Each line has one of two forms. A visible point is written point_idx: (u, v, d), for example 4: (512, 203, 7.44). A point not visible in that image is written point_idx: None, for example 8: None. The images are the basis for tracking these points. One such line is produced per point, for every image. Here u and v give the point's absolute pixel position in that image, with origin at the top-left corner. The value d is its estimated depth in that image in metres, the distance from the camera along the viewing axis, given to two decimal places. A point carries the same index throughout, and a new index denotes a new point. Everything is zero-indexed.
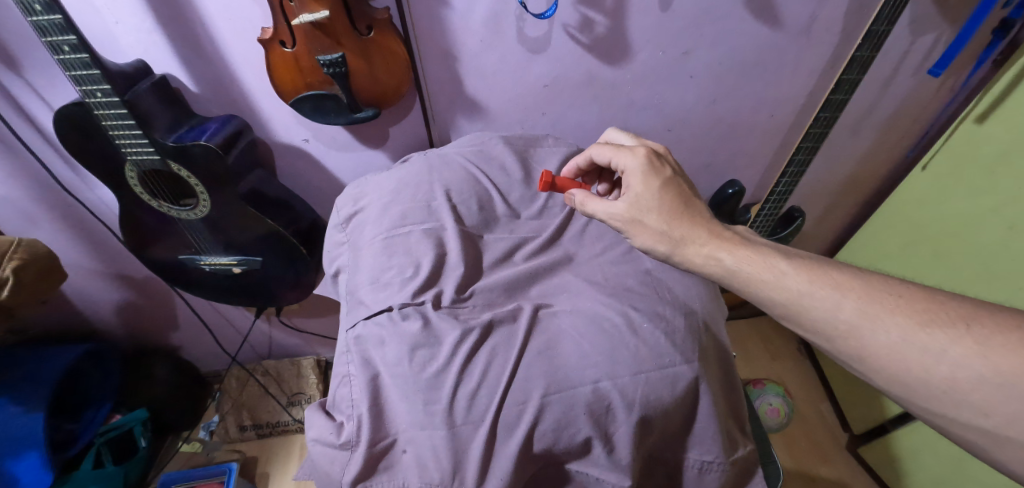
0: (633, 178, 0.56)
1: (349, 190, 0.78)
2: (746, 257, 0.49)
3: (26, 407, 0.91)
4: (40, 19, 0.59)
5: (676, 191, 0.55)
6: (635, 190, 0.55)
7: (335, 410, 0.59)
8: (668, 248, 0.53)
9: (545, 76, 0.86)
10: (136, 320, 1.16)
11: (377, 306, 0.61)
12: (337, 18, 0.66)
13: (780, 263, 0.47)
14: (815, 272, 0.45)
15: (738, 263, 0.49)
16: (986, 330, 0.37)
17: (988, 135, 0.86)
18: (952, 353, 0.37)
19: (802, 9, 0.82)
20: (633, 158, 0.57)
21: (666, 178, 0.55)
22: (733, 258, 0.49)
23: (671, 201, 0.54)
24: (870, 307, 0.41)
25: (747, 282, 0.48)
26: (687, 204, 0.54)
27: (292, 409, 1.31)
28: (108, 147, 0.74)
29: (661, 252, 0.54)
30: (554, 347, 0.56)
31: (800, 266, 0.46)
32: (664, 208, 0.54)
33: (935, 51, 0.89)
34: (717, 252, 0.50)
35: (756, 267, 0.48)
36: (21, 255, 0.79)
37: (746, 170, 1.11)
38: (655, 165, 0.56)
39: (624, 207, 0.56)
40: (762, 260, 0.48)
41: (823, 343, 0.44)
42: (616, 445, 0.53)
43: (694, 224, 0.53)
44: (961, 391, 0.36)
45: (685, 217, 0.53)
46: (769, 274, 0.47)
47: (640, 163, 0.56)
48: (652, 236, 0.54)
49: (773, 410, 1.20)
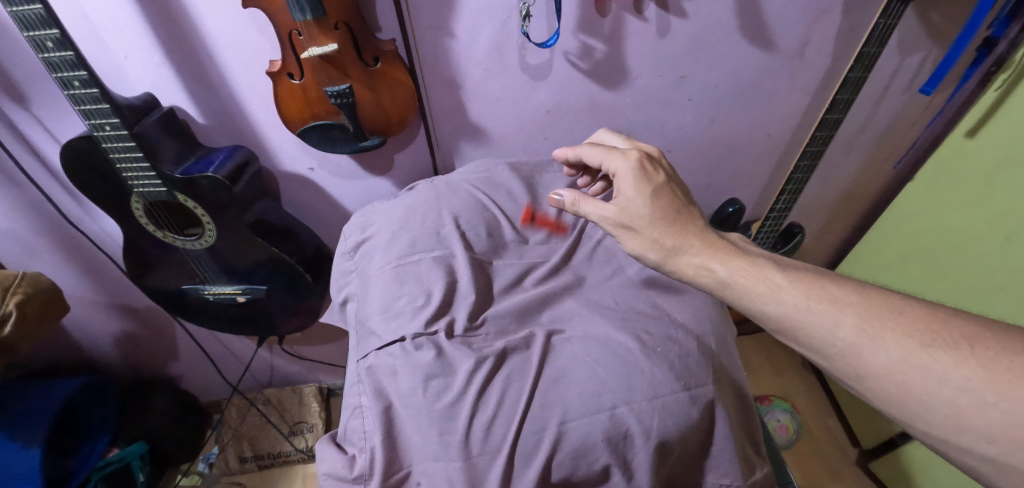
0: (624, 183, 0.57)
1: (355, 218, 0.78)
2: (739, 269, 0.49)
3: (23, 443, 0.88)
4: (51, 56, 0.60)
5: (669, 198, 0.55)
6: (626, 195, 0.56)
7: (347, 443, 0.58)
8: (659, 256, 0.54)
9: (547, 101, 0.88)
10: (136, 351, 1.15)
11: (388, 337, 0.61)
12: (345, 51, 0.67)
13: (775, 275, 0.47)
14: (811, 285, 0.45)
15: (731, 275, 0.49)
16: (991, 353, 0.36)
17: (979, 149, 0.87)
18: (955, 377, 0.37)
19: (794, 33, 0.85)
20: (624, 162, 0.58)
21: (655, 183, 0.56)
22: (726, 270, 0.50)
23: (663, 209, 0.54)
24: (869, 325, 0.41)
25: (742, 295, 0.48)
26: (679, 212, 0.55)
27: (295, 438, 1.29)
28: (115, 180, 0.74)
29: (652, 260, 0.55)
30: (568, 374, 0.56)
31: (796, 279, 0.46)
32: (656, 214, 0.54)
33: (923, 70, 0.92)
34: (709, 262, 0.51)
35: (749, 279, 0.48)
36: (24, 290, 0.78)
37: (746, 189, 1.12)
38: (645, 170, 0.57)
39: (615, 211, 0.57)
40: (756, 272, 0.48)
41: (820, 360, 0.44)
42: (636, 473, 0.52)
43: (686, 232, 0.53)
44: (966, 416, 0.36)
45: (678, 225, 0.54)
46: (763, 286, 0.47)
47: (632, 168, 0.57)
48: (643, 242, 0.55)
49: (781, 427, 1.23)
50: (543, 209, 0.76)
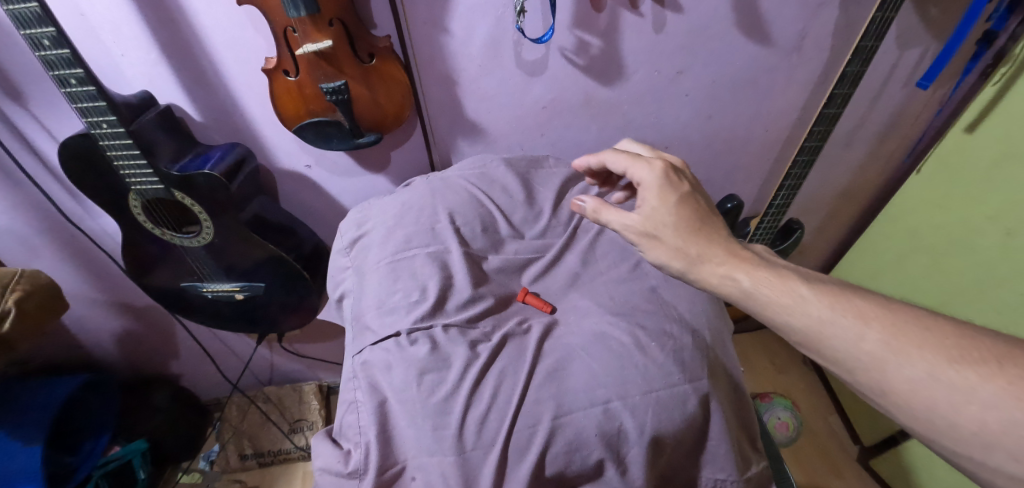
0: (649, 192, 0.56)
1: (352, 215, 0.79)
2: (764, 279, 0.48)
3: (25, 441, 0.89)
4: (48, 54, 0.60)
5: (694, 208, 0.55)
6: (651, 203, 0.55)
7: (342, 438, 0.58)
8: (683, 265, 0.53)
9: (543, 97, 0.87)
10: (136, 348, 1.15)
11: (383, 332, 0.61)
12: (340, 47, 0.67)
13: (799, 287, 0.47)
14: (835, 297, 0.45)
15: (754, 285, 0.48)
16: (1019, 370, 0.36)
17: (979, 143, 0.87)
18: (982, 394, 0.36)
19: (791, 27, 0.85)
20: (648, 172, 0.58)
21: (680, 192, 0.56)
22: (750, 280, 0.49)
23: (688, 219, 0.54)
24: (895, 339, 0.40)
25: (765, 306, 0.47)
26: (704, 222, 0.54)
27: (295, 436, 1.29)
28: (113, 177, 0.74)
29: (676, 268, 0.54)
30: (563, 368, 0.56)
31: (820, 291, 0.45)
32: (680, 224, 0.54)
33: (922, 64, 0.91)
34: (734, 272, 0.50)
35: (774, 290, 0.47)
36: (23, 287, 0.79)
37: (744, 185, 1.12)
38: (670, 181, 0.56)
39: (639, 219, 0.56)
40: (780, 282, 0.48)
41: (843, 373, 0.43)
42: (630, 467, 0.52)
43: (711, 242, 0.53)
44: (992, 434, 0.35)
45: (703, 235, 0.53)
46: (786, 298, 0.46)
47: (657, 178, 0.57)
48: (667, 251, 0.54)
49: (782, 424, 1.21)
50: (538, 205, 0.76)
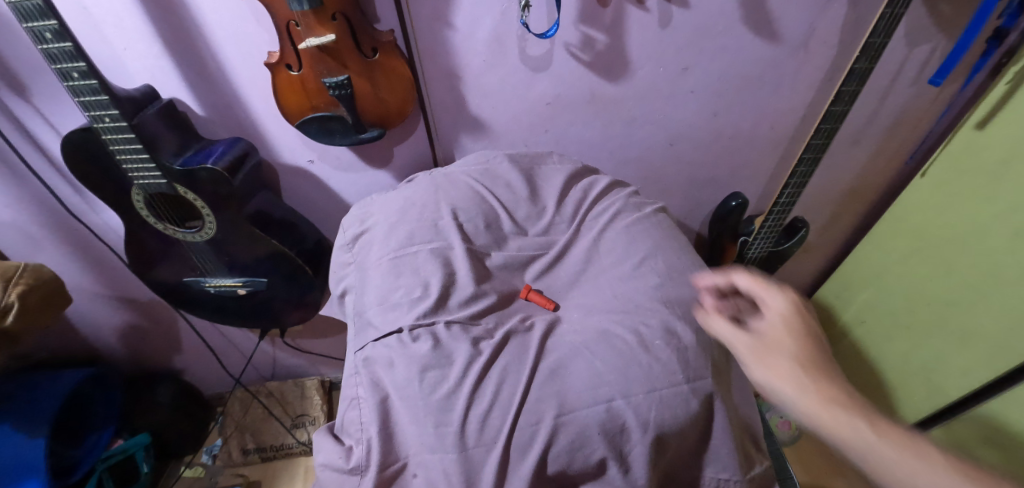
0: (777, 318, 0.50)
1: (354, 210, 0.78)
2: (888, 433, 0.42)
3: (29, 433, 0.89)
4: (50, 47, 0.60)
5: (822, 347, 0.48)
6: (779, 329, 0.49)
7: (344, 434, 0.58)
8: (803, 399, 0.44)
9: (547, 93, 0.87)
10: (139, 342, 1.15)
11: (385, 328, 0.60)
12: (343, 41, 0.67)
13: (926, 451, 0.40)
14: (965, 470, 0.39)
15: (878, 439, 0.41)
16: None
17: (988, 142, 0.86)
18: None
19: (799, 24, 0.83)
20: (779, 298, 0.52)
21: (814, 331, 0.49)
22: (873, 430, 0.42)
23: (816, 355, 0.47)
24: None
25: (888, 466, 0.40)
26: (831, 365, 0.47)
27: (296, 431, 1.30)
28: (115, 172, 0.74)
29: (790, 404, 0.45)
30: (565, 366, 0.56)
31: (949, 459, 0.40)
32: (808, 357, 0.46)
33: (931, 61, 0.90)
34: (856, 419, 0.43)
35: (898, 449, 0.41)
36: (26, 281, 0.79)
37: (749, 183, 1.11)
38: (802, 317, 0.50)
39: (762, 340, 0.49)
40: (904, 440, 0.41)
41: None
42: (632, 466, 0.52)
43: (835, 384, 0.45)
44: None
45: (828, 374, 0.46)
46: (912, 460, 0.40)
47: (790, 306, 0.51)
48: (787, 381, 0.46)
49: (785, 423, 1.21)
50: (542, 201, 0.76)
